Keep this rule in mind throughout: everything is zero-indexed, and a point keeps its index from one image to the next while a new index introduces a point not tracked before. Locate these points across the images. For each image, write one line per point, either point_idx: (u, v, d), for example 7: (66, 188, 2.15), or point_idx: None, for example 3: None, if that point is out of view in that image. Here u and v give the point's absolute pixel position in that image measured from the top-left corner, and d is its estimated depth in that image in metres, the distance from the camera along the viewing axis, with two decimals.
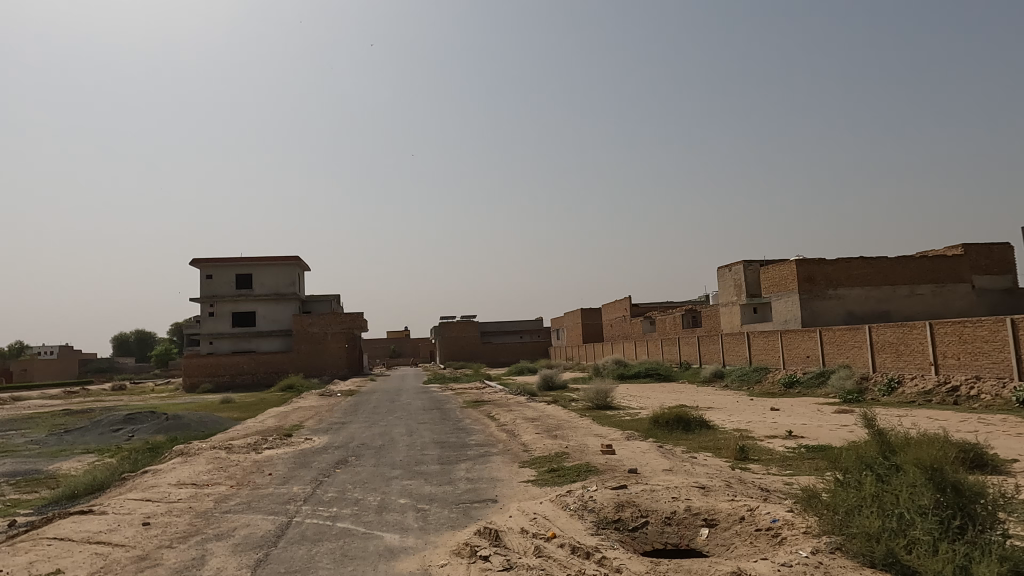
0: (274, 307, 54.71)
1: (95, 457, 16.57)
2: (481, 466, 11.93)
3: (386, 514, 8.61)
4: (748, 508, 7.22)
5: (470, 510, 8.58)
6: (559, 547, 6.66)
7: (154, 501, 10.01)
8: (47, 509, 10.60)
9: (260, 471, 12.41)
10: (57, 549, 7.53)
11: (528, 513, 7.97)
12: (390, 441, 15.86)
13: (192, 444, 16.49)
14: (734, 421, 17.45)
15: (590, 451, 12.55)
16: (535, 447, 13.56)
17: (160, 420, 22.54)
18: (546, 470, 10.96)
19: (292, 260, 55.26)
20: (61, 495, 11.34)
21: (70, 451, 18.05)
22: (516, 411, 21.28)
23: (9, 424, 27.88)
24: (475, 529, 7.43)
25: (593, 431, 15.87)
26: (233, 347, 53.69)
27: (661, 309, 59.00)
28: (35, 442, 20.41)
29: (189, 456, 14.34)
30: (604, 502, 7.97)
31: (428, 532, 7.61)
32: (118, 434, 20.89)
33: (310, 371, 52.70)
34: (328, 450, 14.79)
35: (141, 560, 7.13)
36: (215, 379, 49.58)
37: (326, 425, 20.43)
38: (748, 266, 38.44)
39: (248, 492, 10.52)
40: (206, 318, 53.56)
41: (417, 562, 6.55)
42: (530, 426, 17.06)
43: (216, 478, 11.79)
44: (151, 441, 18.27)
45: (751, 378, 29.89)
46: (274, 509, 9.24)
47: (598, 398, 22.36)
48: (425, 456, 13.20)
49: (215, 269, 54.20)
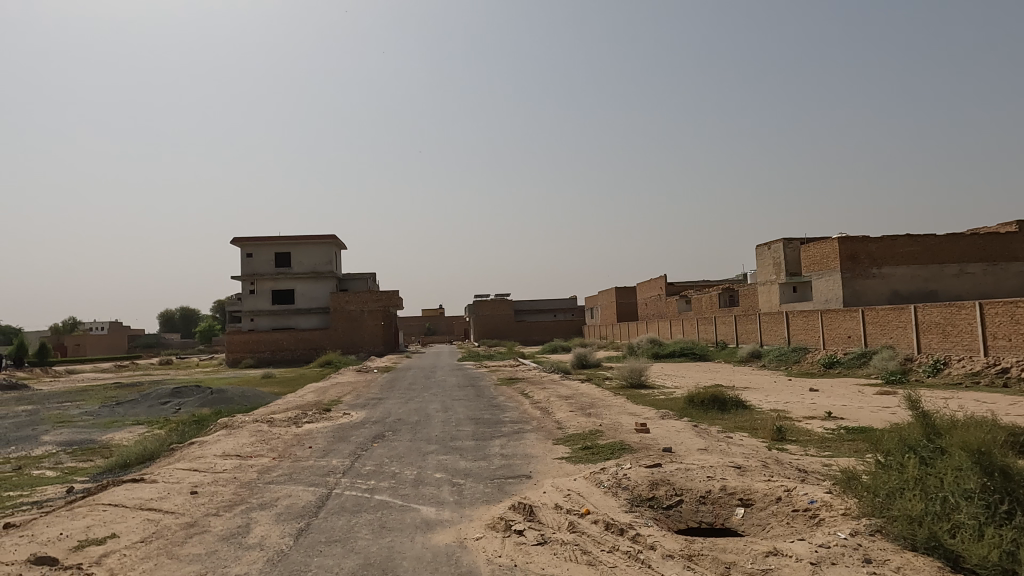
0: (312, 285, 55.63)
1: (145, 429, 17.28)
2: (515, 442, 12.04)
3: (423, 487, 8.80)
4: (785, 489, 7.14)
5: (505, 485, 8.70)
6: (593, 523, 6.72)
7: (201, 471, 10.42)
8: (102, 477, 11.11)
9: (301, 444, 12.78)
10: (112, 515, 7.91)
11: (562, 489, 8.03)
12: (426, 416, 16.17)
13: (235, 417, 17.02)
14: (771, 401, 17.22)
15: (623, 429, 12.52)
16: (570, 424, 13.65)
17: (205, 393, 23.26)
18: (580, 447, 11.00)
19: (329, 239, 55.92)
20: (114, 463, 11.87)
21: (122, 422, 18.84)
22: (550, 389, 21.45)
23: (66, 396, 29.25)
24: (510, 504, 7.52)
25: (628, 409, 15.92)
26: (273, 324, 55.00)
27: (697, 288, 58.53)
28: (89, 414, 21.31)
29: (232, 429, 14.79)
30: (638, 480, 7.96)
31: (463, 507, 7.73)
32: (166, 407, 21.72)
33: (347, 347, 53.57)
34: (364, 424, 15.10)
35: (190, 527, 7.45)
36: (256, 354, 51.38)
37: (364, 400, 20.94)
38: (788, 244, 37.61)
39: (289, 464, 10.86)
40: (247, 296, 54.95)
41: (453, 535, 6.67)
42: (564, 403, 17.16)
43: (258, 451, 12.14)
44: (195, 414, 18.86)
45: (789, 358, 29.37)
46: (314, 480, 9.52)
47: (633, 376, 22.33)
48: (460, 432, 13.35)
49: (254, 248, 55.31)
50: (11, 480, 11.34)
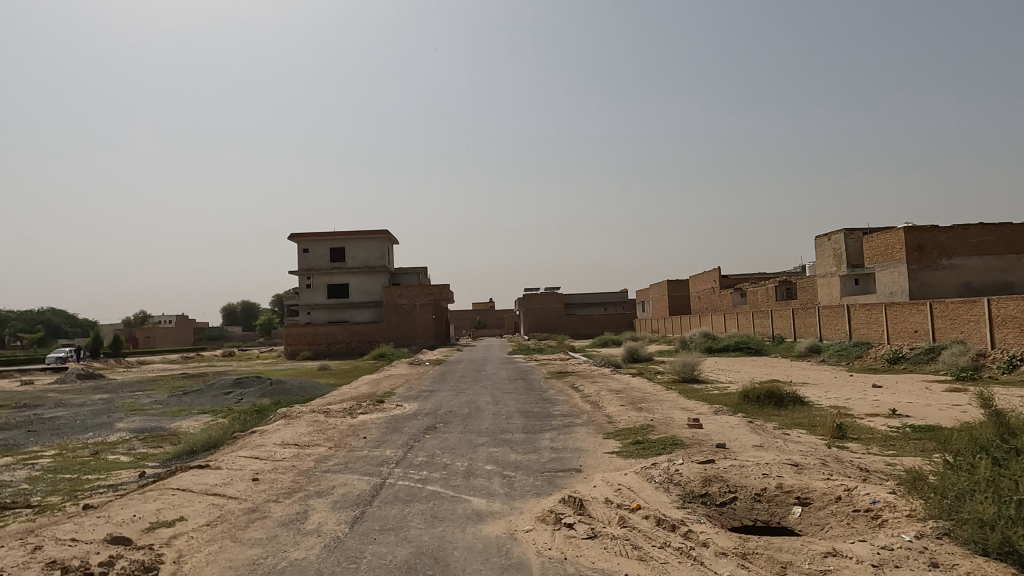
0: (366, 280, 56.84)
1: (210, 418, 18.06)
2: (565, 436, 12.04)
3: (473, 479, 8.90)
4: (845, 488, 6.91)
5: (555, 478, 8.71)
6: (644, 518, 6.66)
7: (261, 459, 10.83)
8: (170, 463, 11.66)
9: (356, 434, 13.13)
10: (180, 499, 8.31)
11: (612, 484, 8.00)
12: (476, 409, 16.32)
13: (294, 408, 17.59)
14: (831, 398, 16.64)
15: (675, 424, 12.33)
16: (621, 418, 13.54)
17: (265, 384, 24.14)
18: (631, 442, 10.91)
19: (382, 234, 56.98)
20: (182, 450, 12.46)
21: (189, 411, 19.74)
22: (600, 383, 21.33)
23: (138, 386, 30.84)
24: (560, 497, 7.53)
25: (680, 404, 15.66)
26: (329, 317, 56.51)
27: (753, 281, 56.97)
28: (159, 402, 22.41)
29: (291, 419, 15.31)
30: (691, 476, 7.83)
31: (513, 499, 7.79)
32: (229, 397, 22.64)
33: (400, 340, 54.46)
34: (416, 416, 15.38)
35: (252, 512, 7.76)
36: (313, 347, 52.94)
37: (416, 392, 21.32)
38: (850, 234, 36.19)
39: (345, 453, 11.16)
40: (305, 290, 56.60)
41: (503, 526, 6.73)
42: (615, 397, 17.02)
43: (315, 440, 12.54)
44: (256, 404, 19.58)
45: (851, 352, 28.29)
46: (369, 470, 9.76)
47: (685, 371, 21.97)
48: (510, 425, 13.42)
49: (311, 243, 56.88)
50: (89, 464, 12.06)
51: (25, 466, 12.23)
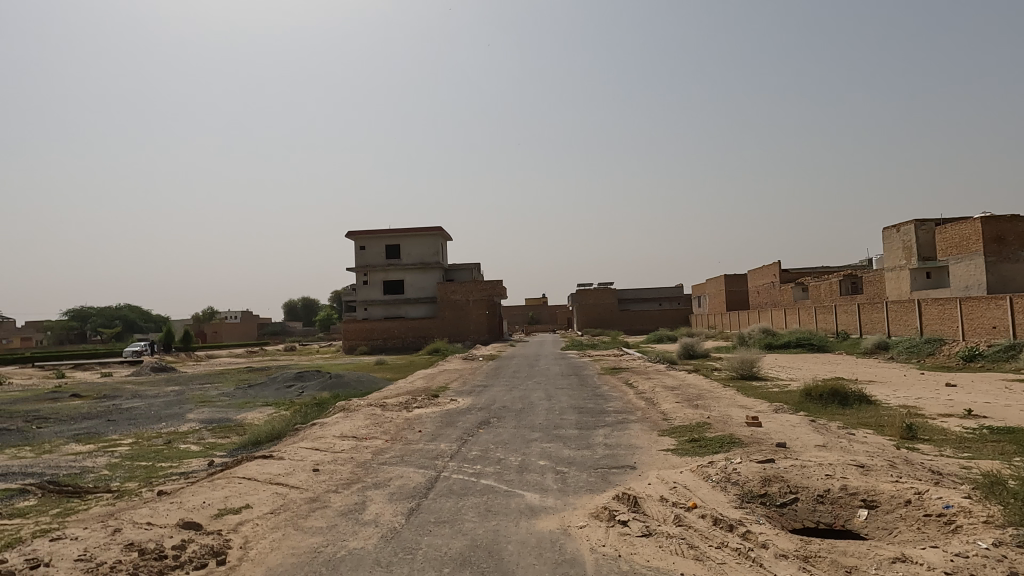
0: (420, 276, 57.71)
1: (273, 410, 18.75)
2: (619, 433, 11.93)
3: (527, 474, 8.93)
4: (916, 492, 6.59)
5: (609, 475, 8.66)
6: (700, 517, 6.53)
7: (321, 450, 11.17)
8: (236, 453, 12.17)
9: (412, 428, 13.37)
10: (246, 487, 8.67)
11: (668, 482, 7.88)
12: (530, 405, 16.34)
13: (352, 401, 18.06)
14: (900, 397, 15.90)
15: (733, 422, 12.04)
16: (676, 416, 13.32)
17: (324, 378, 24.86)
18: (687, 440, 10.71)
19: (436, 230, 57.74)
20: (248, 441, 12.98)
21: (254, 403, 20.55)
22: (655, 380, 21.03)
23: (207, 378, 32.30)
24: (614, 494, 7.46)
25: (738, 402, 15.27)
26: (385, 312, 57.66)
27: (816, 275, 54.95)
28: (226, 394, 23.41)
29: (349, 412, 15.73)
30: (749, 476, 7.62)
31: (567, 494, 7.78)
32: (291, 390, 23.43)
33: (453, 335, 55.06)
34: (470, 411, 15.53)
35: (313, 501, 8.02)
36: (370, 342, 54.17)
37: (470, 387, 21.54)
38: (920, 226, 34.47)
39: (401, 446, 11.38)
40: (361, 286, 57.93)
41: (557, 522, 6.73)
42: (670, 394, 16.75)
43: (373, 433, 12.84)
44: (316, 397, 20.20)
45: (922, 349, 26.93)
46: (424, 463, 9.92)
47: (743, 367, 21.42)
48: (564, 421, 13.38)
49: (367, 240, 58.15)
50: (163, 452, 12.72)
51: (105, 454, 13.00)
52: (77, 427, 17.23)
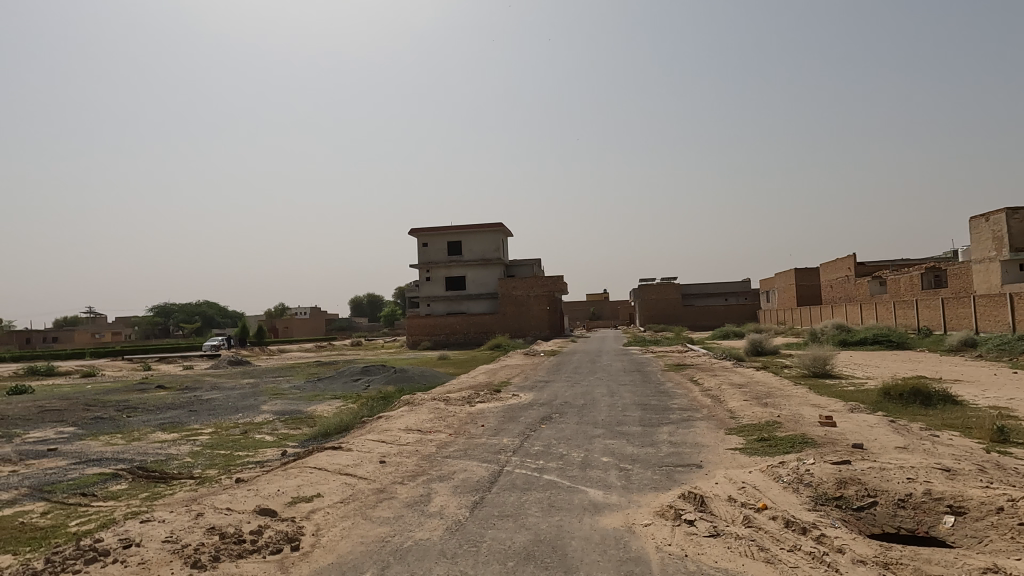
0: (482, 272, 58.25)
1: (341, 403, 19.36)
2: (685, 430, 11.69)
3: (590, 470, 8.88)
4: (1009, 499, 6.16)
5: (674, 473, 8.50)
6: (771, 519, 6.32)
7: (388, 443, 11.45)
8: (308, 444, 12.64)
9: (475, 422, 13.54)
10: (317, 477, 8.99)
11: (735, 481, 7.67)
12: (592, 401, 16.23)
13: (416, 395, 18.44)
14: (991, 397, 14.89)
15: (805, 421, 11.60)
16: (744, 414, 12.95)
17: (390, 372, 25.50)
18: (756, 439, 10.39)
19: (497, 227, 58.13)
20: (318, 432, 13.47)
21: (323, 396, 21.30)
22: (722, 377, 20.50)
23: (279, 372, 33.70)
24: (680, 493, 7.31)
25: (811, 401, 14.68)
26: (447, 308, 58.51)
27: (895, 268, 52.19)
28: (298, 387, 24.35)
29: (414, 405, 16.07)
30: (823, 477, 7.32)
31: (631, 492, 7.68)
32: (358, 383, 24.14)
33: (515, 331, 55.29)
34: (533, 406, 15.56)
35: (380, 492, 8.24)
36: (433, 337, 55.13)
37: (532, 382, 21.63)
38: (1012, 215, 32.21)
39: (464, 440, 11.53)
40: (425, 283, 58.99)
41: (621, 519, 6.67)
42: (738, 392, 16.30)
43: (437, 427, 13.06)
44: (382, 391, 20.74)
45: (1015, 347, 25.12)
46: (487, 457, 10.02)
47: (816, 365, 20.58)
48: (627, 418, 13.21)
49: (430, 238, 59.17)
50: (240, 441, 13.35)
51: (187, 442, 13.75)
52: (162, 417, 18.30)
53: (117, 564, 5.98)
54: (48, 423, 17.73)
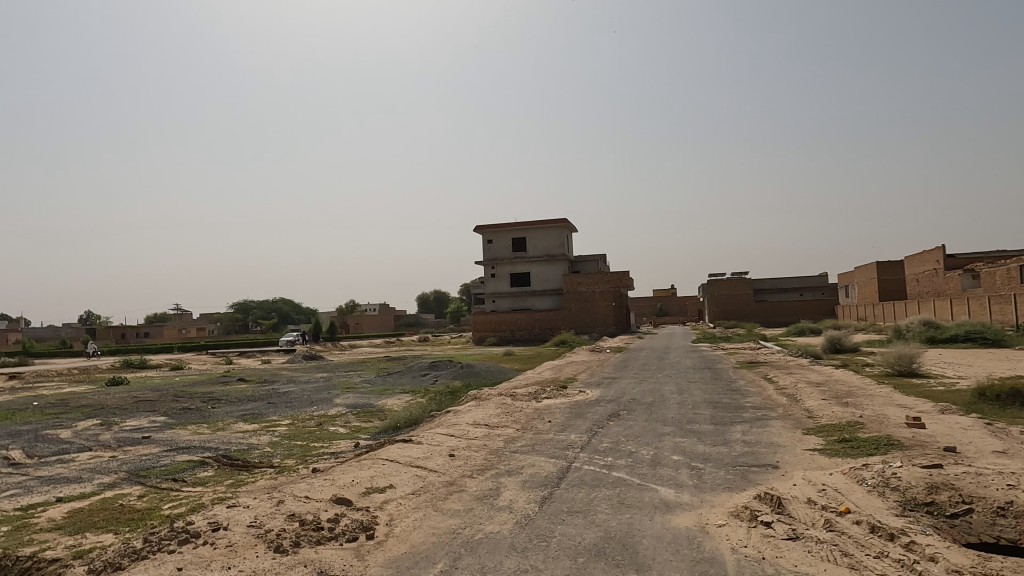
0: (546, 268, 58.22)
1: (410, 397, 19.82)
2: (759, 430, 11.31)
3: (660, 468, 8.72)
4: None
5: (748, 474, 8.24)
6: (855, 524, 6.04)
7: (456, 437, 11.63)
8: (379, 436, 13.00)
9: (542, 418, 13.55)
10: (389, 468, 9.23)
11: (815, 483, 7.36)
12: (661, 398, 15.95)
13: (483, 390, 18.65)
14: None
15: (890, 423, 10.99)
16: (823, 414, 12.40)
17: (457, 367, 25.88)
18: (836, 440, 9.93)
19: (561, 222, 57.92)
20: (389, 425, 13.83)
21: (393, 390, 21.87)
22: (798, 375, 19.71)
23: (351, 366, 34.84)
24: (756, 494, 7.08)
25: (897, 401, 13.90)
26: (512, 305, 58.86)
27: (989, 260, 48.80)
28: (369, 381, 25.10)
29: (481, 400, 16.26)
30: (912, 481, 6.92)
31: (704, 491, 7.50)
32: (427, 378, 24.64)
33: (580, 327, 55.00)
34: (600, 403, 15.44)
35: (450, 485, 8.38)
36: (498, 334, 55.64)
37: (598, 378, 21.46)
38: None
39: (531, 436, 11.57)
40: (490, 279, 59.53)
41: (694, 519, 6.52)
42: (815, 390, 15.64)
43: (504, 422, 13.16)
44: (449, 386, 21.10)
45: None
46: (555, 453, 10.01)
47: (901, 363, 19.47)
48: (697, 416, 12.92)
49: (494, 234, 59.64)
50: (315, 433, 13.87)
51: (267, 433, 14.41)
52: (243, 408, 19.26)
53: (206, 545, 6.32)
54: (142, 412, 18.97)
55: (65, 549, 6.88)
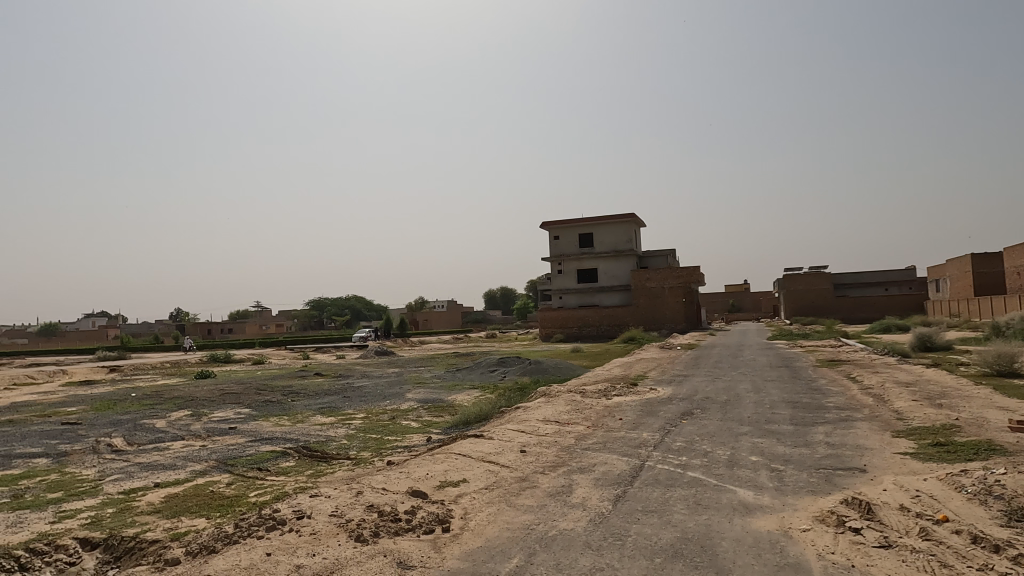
0: (614, 264, 57.54)
1: (480, 393, 20.05)
2: (843, 431, 10.79)
3: (738, 469, 8.47)
4: None
5: (834, 477, 7.88)
6: (954, 533, 5.67)
7: (526, 433, 11.68)
8: (450, 431, 13.23)
9: (612, 415, 13.42)
10: (462, 463, 9.37)
11: (908, 489, 6.96)
12: (736, 397, 15.48)
13: (552, 387, 18.65)
14: None
15: (990, 426, 10.27)
16: (914, 415, 11.72)
17: (525, 364, 25.97)
18: (929, 443, 9.36)
19: (629, 217, 57.03)
20: (459, 420, 14.04)
21: (462, 386, 22.19)
22: (885, 374, 18.69)
23: (421, 362, 35.58)
24: (843, 499, 6.77)
25: (997, 402, 12.97)
26: (579, 301, 58.56)
27: None
28: (439, 377, 25.56)
29: (550, 397, 16.27)
30: (1018, 489, 6.43)
31: (786, 494, 7.23)
32: (495, 374, 24.85)
33: (649, 323, 54.10)
34: (672, 401, 15.15)
35: (522, 481, 8.42)
36: (565, 330, 55.52)
37: (670, 376, 21.03)
38: None
39: (602, 433, 11.47)
40: (556, 275, 59.42)
41: (776, 522, 6.29)
42: (904, 391, 14.80)
43: (574, 418, 13.13)
44: (518, 382, 21.22)
45: None
46: (627, 451, 9.90)
47: (1000, 362, 18.13)
48: (776, 416, 12.46)
49: (561, 230, 59.45)
50: (389, 427, 14.25)
51: (344, 426, 14.93)
52: (320, 401, 20.03)
53: (292, 533, 6.61)
54: (228, 404, 20.05)
55: (163, 531, 7.36)
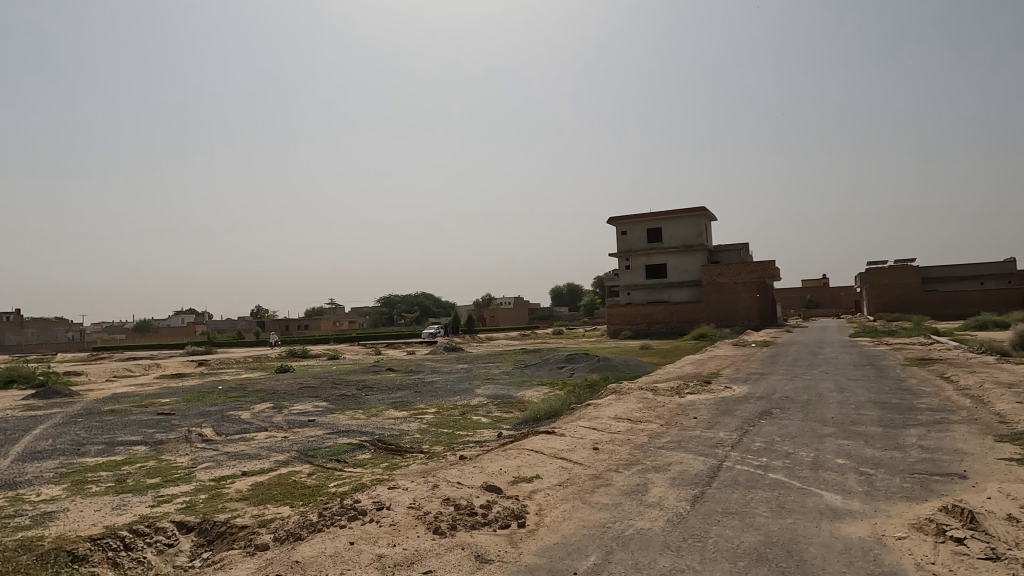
0: (683, 259, 56.29)
1: (548, 389, 20.05)
2: (939, 434, 10.16)
3: (823, 472, 8.12)
4: None
5: (930, 483, 7.43)
6: None
7: (598, 430, 11.59)
8: (521, 427, 13.30)
9: (686, 414, 13.14)
10: (534, 459, 9.39)
11: (1016, 498, 6.47)
12: (817, 396, 14.84)
13: (622, 384, 18.44)
14: None
15: None
16: (1019, 419, 10.89)
17: (594, 360, 25.78)
18: None
19: (699, 211, 55.66)
20: (530, 416, 14.08)
21: (531, 382, 22.26)
22: (984, 374, 17.47)
23: (489, 358, 35.93)
24: (941, 506, 6.37)
25: None
26: (647, 297, 57.74)
27: None
28: (508, 373, 25.72)
29: (621, 394, 16.08)
30: None
31: (877, 500, 6.88)
32: (564, 371, 24.77)
33: (721, 320, 52.62)
34: (748, 399, 14.68)
35: (596, 478, 8.36)
36: (634, 327, 54.84)
37: (745, 374, 20.38)
38: None
39: (677, 432, 11.25)
40: (624, 271, 58.81)
41: (868, 529, 5.99)
42: (1005, 392, 13.80)
43: (647, 417, 12.93)
44: (587, 379, 21.10)
45: None
46: (704, 450, 9.66)
47: None
48: (864, 417, 11.84)
49: (628, 226, 58.87)
50: (460, 422, 14.47)
51: (416, 420, 15.26)
52: (393, 396, 20.56)
53: (372, 523, 6.82)
54: (307, 398, 20.88)
55: (252, 517, 7.75)
